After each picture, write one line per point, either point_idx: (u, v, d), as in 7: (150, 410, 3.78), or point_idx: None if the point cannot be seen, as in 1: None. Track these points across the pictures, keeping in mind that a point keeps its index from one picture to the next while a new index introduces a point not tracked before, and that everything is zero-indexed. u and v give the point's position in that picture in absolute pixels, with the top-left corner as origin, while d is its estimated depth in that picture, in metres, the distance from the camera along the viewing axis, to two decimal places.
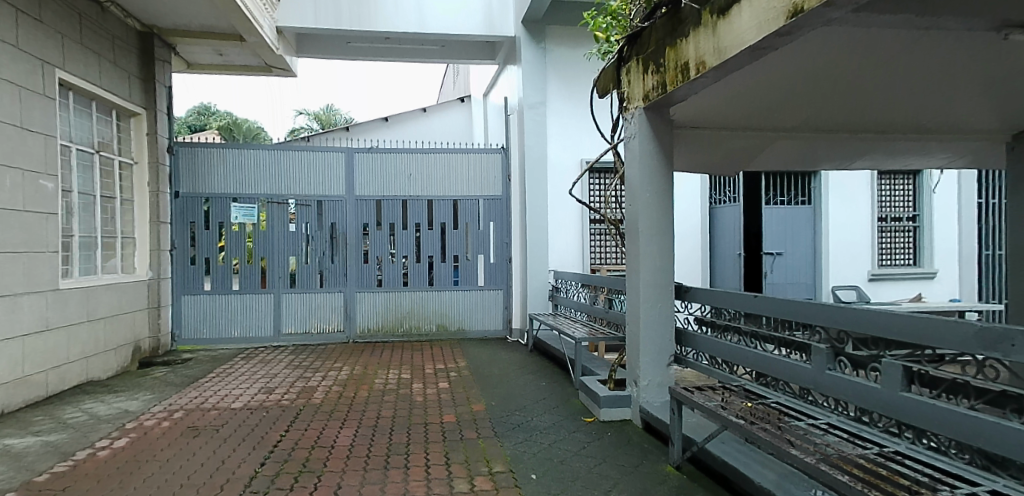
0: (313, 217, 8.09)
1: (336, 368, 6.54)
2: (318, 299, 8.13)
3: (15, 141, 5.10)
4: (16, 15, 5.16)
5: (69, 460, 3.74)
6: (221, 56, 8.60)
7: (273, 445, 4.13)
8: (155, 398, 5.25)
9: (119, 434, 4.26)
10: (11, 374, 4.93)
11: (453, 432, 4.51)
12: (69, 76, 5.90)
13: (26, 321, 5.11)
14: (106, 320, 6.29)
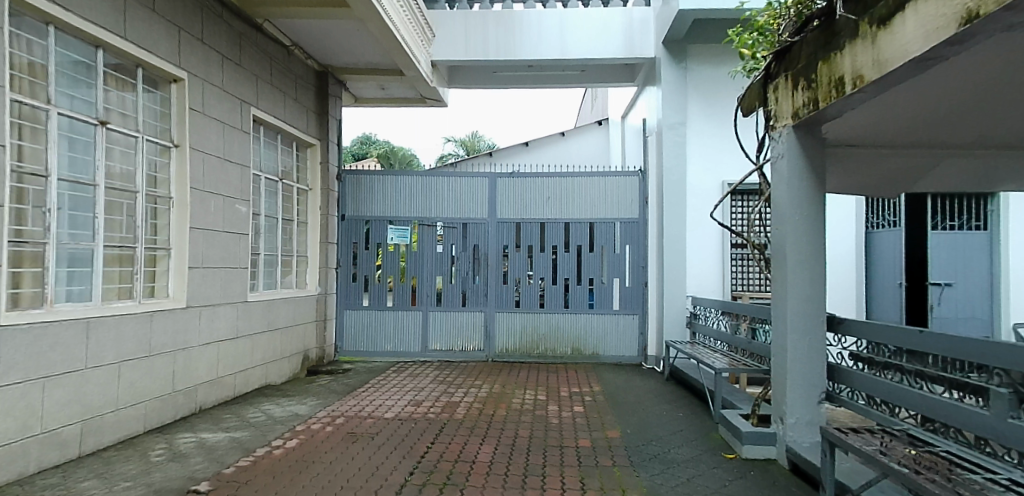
0: (459, 238, 8.57)
1: (477, 386, 6.85)
2: (461, 318, 8.56)
3: (220, 171, 5.99)
4: (222, 61, 6.10)
5: (251, 455, 4.29)
6: (382, 90, 9.43)
7: (420, 455, 4.46)
8: (320, 404, 5.85)
9: (291, 435, 4.81)
10: (209, 375, 5.71)
11: (589, 457, 4.56)
12: (262, 112, 6.83)
13: (222, 328, 5.92)
14: (283, 331, 7.11)
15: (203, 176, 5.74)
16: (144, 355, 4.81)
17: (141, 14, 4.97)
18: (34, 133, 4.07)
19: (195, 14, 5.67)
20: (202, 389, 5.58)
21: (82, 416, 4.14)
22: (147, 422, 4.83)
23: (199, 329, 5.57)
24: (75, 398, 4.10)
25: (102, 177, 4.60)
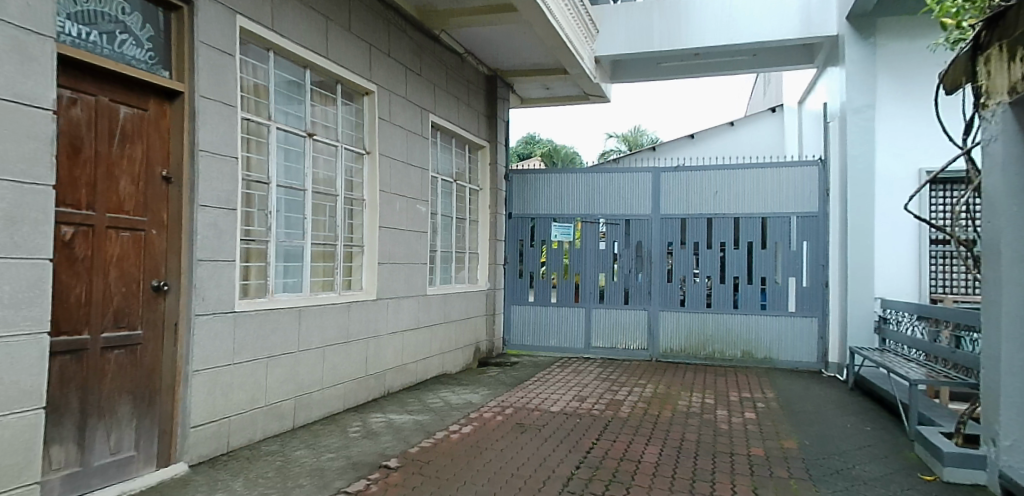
0: (622, 235, 8.55)
1: (641, 384, 6.82)
2: (624, 316, 8.54)
3: (403, 174, 6.57)
4: (405, 73, 6.68)
5: (431, 438, 4.68)
6: (547, 89, 9.68)
7: (586, 450, 4.57)
8: (491, 394, 6.21)
9: (466, 421, 5.16)
10: (396, 361, 6.29)
11: (762, 467, 4.37)
12: (438, 118, 7.36)
13: (406, 319, 6.49)
14: (457, 323, 7.61)
15: (390, 179, 6.33)
16: (343, 340, 5.43)
17: (339, 35, 5.62)
18: (259, 146, 4.76)
19: (382, 31, 6.28)
20: (389, 374, 6.17)
21: (296, 393, 4.77)
22: (345, 401, 5.45)
23: (387, 320, 6.15)
24: (290, 376, 4.72)
25: (309, 182, 5.26)
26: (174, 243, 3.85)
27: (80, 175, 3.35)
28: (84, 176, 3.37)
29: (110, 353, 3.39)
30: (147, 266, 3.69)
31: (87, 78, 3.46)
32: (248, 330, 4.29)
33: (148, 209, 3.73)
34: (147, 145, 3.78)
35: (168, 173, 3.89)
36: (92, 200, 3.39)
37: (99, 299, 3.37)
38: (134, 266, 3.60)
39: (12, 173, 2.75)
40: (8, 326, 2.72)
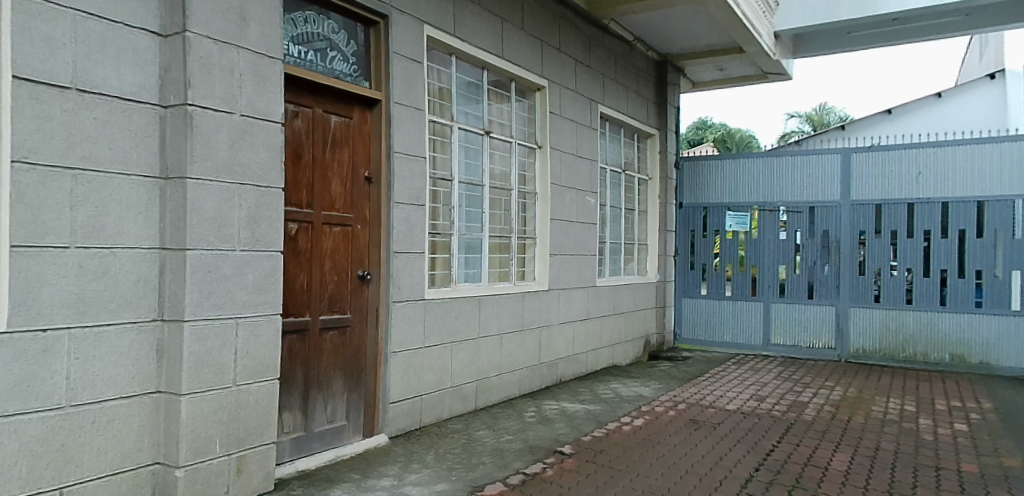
0: (805, 223, 7.95)
1: (827, 386, 6.33)
2: (808, 312, 7.95)
3: (573, 166, 6.68)
4: (575, 65, 6.76)
5: (603, 428, 4.75)
6: (721, 71, 9.24)
7: (766, 453, 4.36)
8: (663, 388, 6.14)
9: (638, 414, 5.17)
10: (567, 350, 6.46)
11: (976, 485, 3.87)
12: (608, 108, 7.36)
13: (577, 310, 6.63)
14: (626, 315, 7.59)
15: (560, 172, 6.47)
16: (519, 328, 5.68)
17: (513, 33, 5.83)
18: (443, 145, 5.12)
19: (553, 26, 6.40)
20: (561, 363, 6.34)
21: (477, 376, 5.09)
22: (521, 387, 5.71)
23: (559, 310, 6.33)
24: (472, 361, 5.05)
25: (487, 178, 5.56)
26: (374, 237, 4.29)
27: (301, 177, 3.84)
28: (304, 179, 3.86)
29: (327, 333, 3.89)
30: (354, 257, 4.15)
31: (306, 94, 3.96)
32: (436, 316, 4.67)
33: (353, 206, 4.19)
34: (352, 150, 4.24)
35: (369, 174, 4.34)
36: (310, 200, 3.88)
37: (318, 287, 3.87)
38: (343, 257, 4.07)
39: (254, 179, 3.23)
40: (252, 307, 3.16)
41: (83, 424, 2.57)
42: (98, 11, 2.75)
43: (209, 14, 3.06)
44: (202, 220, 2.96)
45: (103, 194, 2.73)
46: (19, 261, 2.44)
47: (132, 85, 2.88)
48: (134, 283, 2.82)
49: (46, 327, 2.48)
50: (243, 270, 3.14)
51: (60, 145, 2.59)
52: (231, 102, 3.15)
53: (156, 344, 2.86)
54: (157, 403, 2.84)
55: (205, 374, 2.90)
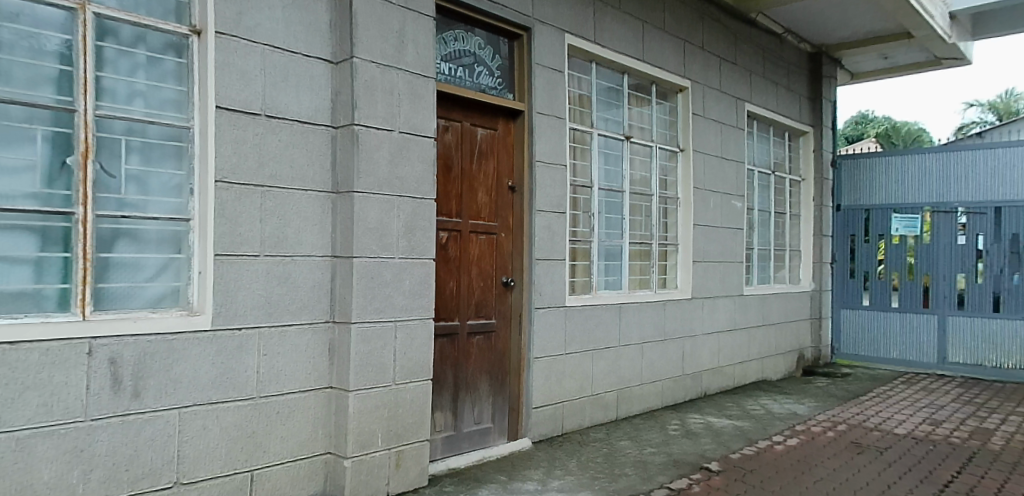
0: (990, 226, 7.07)
1: (1020, 413, 5.55)
2: (994, 327, 7.08)
3: (717, 169, 6.42)
4: (720, 64, 6.50)
5: (753, 446, 4.52)
6: (886, 59, 8.43)
7: (943, 484, 3.91)
8: (819, 407, 5.71)
9: (791, 433, 4.86)
10: (713, 362, 6.22)
11: None
12: (756, 106, 6.99)
13: (723, 320, 6.36)
14: (777, 326, 7.15)
15: (704, 176, 6.24)
16: (661, 337, 5.56)
17: (655, 35, 5.72)
18: (583, 152, 5.14)
19: (696, 25, 6.20)
20: (706, 375, 6.12)
21: (619, 385, 5.06)
22: (663, 398, 5.58)
23: (703, 320, 6.11)
24: (613, 369, 5.02)
25: (628, 184, 5.51)
26: (518, 245, 4.40)
27: (451, 188, 4.03)
28: (454, 189, 4.06)
29: (474, 338, 4.05)
30: (498, 264, 4.29)
31: (456, 109, 4.16)
32: (577, 323, 4.70)
33: (498, 215, 4.34)
34: (496, 161, 4.39)
35: (512, 183, 4.46)
36: (459, 210, 4.07)
37: (466, 293, 4.04)
38: (489, 264, 4.22)
39: (410, 191, 3.45)
40: (409, 311, 3.37)
41: (269, 414, 2.88)
42: (282, 44, 3.09)
43: (372, 40, 3.32)
44: (366, 231, 3.21)
45: (286, 208, 3.05)
46: (221, 267, 2.79)
47: (309, 109, 3.19)
48: (310, 288, 3.11)
49: (240, 326, 2.82)
50: (401, 276, 3.36)
51: (252, 166, 2.93)
52: (392, 120, 3.39)
53: (328, 343, 3.14)
54: (328, 397, 3.11)
55: (369, 373, 3.13)
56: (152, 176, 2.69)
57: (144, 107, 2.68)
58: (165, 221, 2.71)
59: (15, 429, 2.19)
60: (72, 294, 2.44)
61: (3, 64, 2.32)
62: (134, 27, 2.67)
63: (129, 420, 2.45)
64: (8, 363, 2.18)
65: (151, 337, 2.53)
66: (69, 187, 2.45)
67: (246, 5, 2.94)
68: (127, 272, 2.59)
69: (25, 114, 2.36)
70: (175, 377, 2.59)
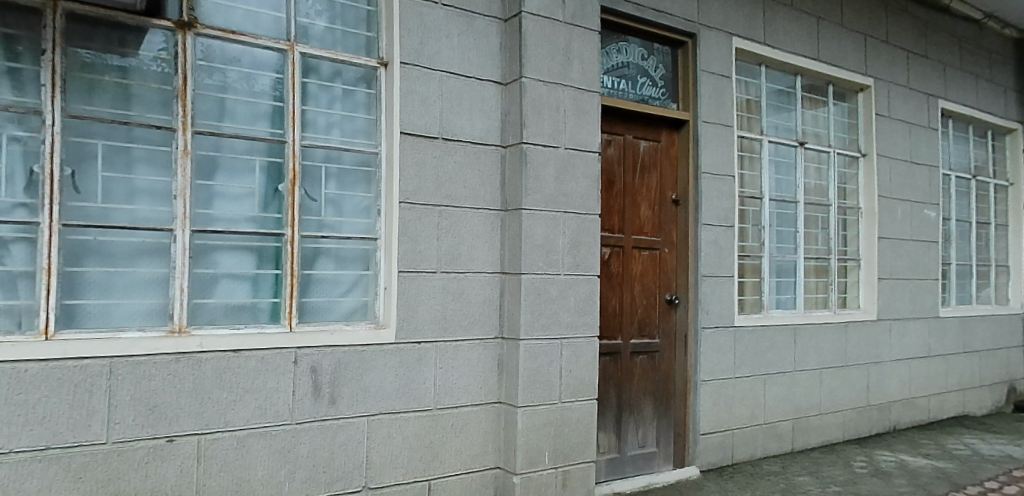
0: None
1: None
2: None
3: (906, 175, 5.75)
4: (908, 58, 5.82)
5: (961, 492, 3.94)
6: None
7: None
8: None
9: (1008, 480, 4.18)
10: (902, 393, 5.55)
11: None
12: (952, 103, 6.18)
13: (914, 346, 5.67)
14: (981, 353, 6.24)
15: (891, 183, 5.62)
16: (841, 363, 5.06)
17: (831, 31, 5.25)
18: (751, 161, 4.82)
19: (880, 17, 5.61)
20: (894, 407, 5.48)
21: (794, 414, 4.68)
22: (844, 431, 5.07)
23: (889, 344, 5.48)
24: (787, 396, 4.65)
25: (802, 194, 5.10)
26: (683, 261, 4.22)
27: (614, 203, 3.97)
28: (616, 204, 3.99)
29: (637, 357, 3.94)
30: (662, 281, 4.15)
31: (618, 122, 4.09)
32: (746, 344, 4.41)
33: (661, 229, 4.20)
34: (660, 174, 4.26)
35: (676, 196, 4.30)
36: (621, 225, 3.99)
37: (629, 310, 3.94)
38: (652, 281, 4.10)
39: (576, 207, 3.44)
40: (575, 328, 3.33)
41: (445, 427, 3.00)
42: (457, 70, 3.22)
43: (540, 59, 3.35)
44: (533, 247, 3.24)
45: (459, 227, 3.16)
46: (404, 283, 2.96)
47: (481, 131, 3.29)
48: (481, 303, 3.19)
49: (419, 340, 2.96)
50: (567, 293, 3.33)
51: (430, 187, 3.08)
52: (558, 137, 3.40)
53: (498, 358, 3.20)
54: (498, 412, 3.17)
55: (537, 390, 3.13)
56: (346, 198, 2.92)
57: (340, 136, 2.93)
58: (356, 240, 2.93)
59: (237, 429, 2.46)
60: (282, 307, 2.70)
61: (230, 103, 2.65)
62: (332, 63, 2.92)
63: (327, 425, 2.67)
64: (233, 370, 2.47)
65: (345, 348, 2.75)
66: (279, 211, 2.73)
67: (426, 35, 3.12)
68: (325, 287, 2.84)
69: (246, 147, 2.66)
70: (364, 386, 2.78)
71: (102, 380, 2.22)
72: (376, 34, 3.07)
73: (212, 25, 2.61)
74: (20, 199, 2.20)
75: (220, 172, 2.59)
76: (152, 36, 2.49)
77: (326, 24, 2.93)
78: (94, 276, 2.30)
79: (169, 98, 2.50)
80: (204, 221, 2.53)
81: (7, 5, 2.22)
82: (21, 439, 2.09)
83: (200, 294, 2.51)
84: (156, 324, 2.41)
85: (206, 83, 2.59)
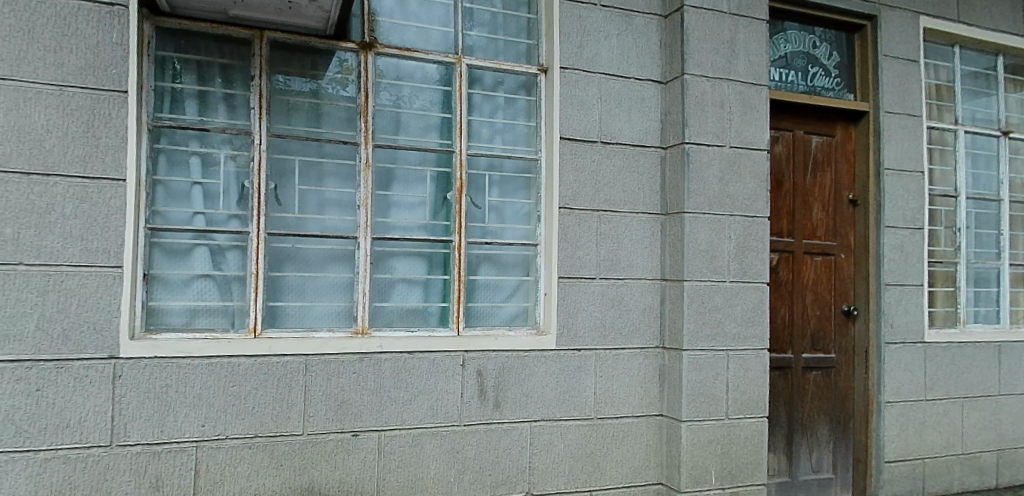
0: None
1: None
2: None
3: None
4: None
5: None
6: None
7: None
8: None
9: None
10: None
11: None
12: None
13: None
14: None
15: None
16: None
17: None
18: (943, 155, 4.26)
19: None
20: None
21: (999, 444, 4.08)
22: None
23: None
24: (990, 423, 4.07)
25: (1008, 191, 4.43)
26: (862, 268, 3.82)
27: (782, 205, 3.69)
28: (785, 206, 3.70)
29: (810, 373, 3.66)
30: (838, 289, 3.79)
31: (787, 117, 3.77)
32: (939, 363, 3.92)
33: (836, 232, 3.83)
34: (835, 171, 3.87)
35: (854, 196, 3.89)
36: (791, 228, 3.70)
37: (800, 321, 3.66)
38: (826, 289, 3.76)
39: (742, 209, 3.17)
40: (742, 340, 3.11)
41: (607, 438, 2.96)
42: (616, 71, 3.13)
43: (704, 53, 3.15)
44: (698, 253, 3.04)
45: (619, 231, 3.06)
46: (564, 289, 2.93)
47: (640, 132, 3.15)
48: (642, 311, 3.08)
49: (580, 347, 2.93)
50: (733, 301, 3.11)
51: (589, 192, 3.02)
52: (723, 135, 3.16)
53: (659, 369, 3.09)
54: (660, 425, 3.07)
55: (701, 405, 2.99)
56: (508, 205, 2.97)
57: (502, 144, 2.98)
58: (518, 246, 2.97)
59: (412, 427, 2.62)
60: (450, 312, 2.81)
61: (404, 117, 2.80)
62: (495, 72, 2.98)
63: (493, 428, 2.75)
64: (407, 370, 2.62)
65: (508, 353, 2.79)
66: (448, 219, 2.84)
67: (585, 38, 3.07)
68: (489, 292, 2.91)
69: (419, 158, 2.81)
70: (527, 391, 2.82)
71: (299, 375, 2.46)
72: (536, 41, 3.08)
73: (389, 44, 2.77)
74: (235, 211, 2.49)
75: (396, 183, 2.76)
76: (338, 57, 2.69)
77: (489, 34, 2.99)
78: (292, 280, 2.56)
79: (353, 115, 2.70)
80: (382, 229, 2.72)
81: (224, 38, 2.52)
82: (235, 427, 2.38)
83: (379, 297, 2.70)
84: (342, 325, 2.63)
85: (384, 99, 2.76)
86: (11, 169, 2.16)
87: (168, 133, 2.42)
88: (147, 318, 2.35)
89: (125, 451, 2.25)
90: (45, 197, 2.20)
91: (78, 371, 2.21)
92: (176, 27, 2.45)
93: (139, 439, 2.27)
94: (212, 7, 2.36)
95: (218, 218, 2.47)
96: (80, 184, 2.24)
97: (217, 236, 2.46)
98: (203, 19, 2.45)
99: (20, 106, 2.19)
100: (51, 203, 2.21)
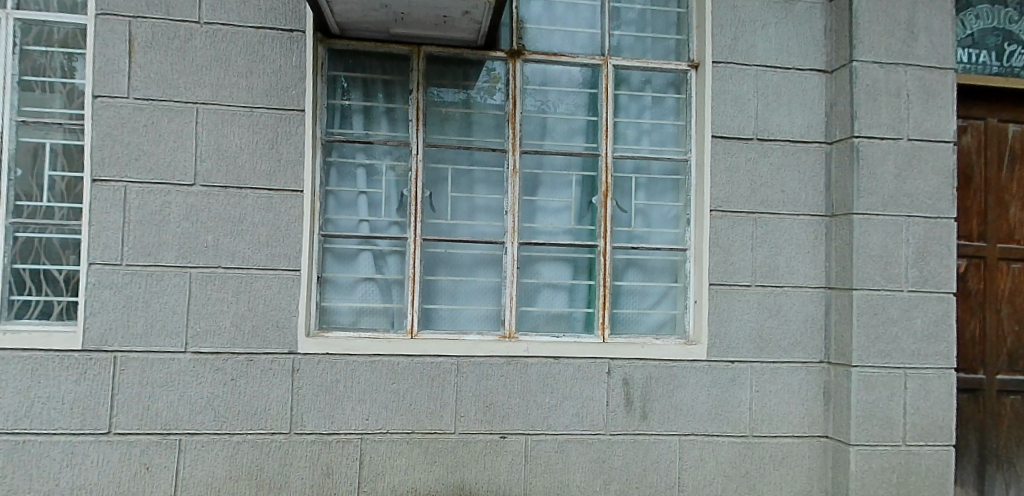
0: None
1: None
2: None
3: None
4: None
5: None
6: None
7: None
8: None
9: None
10: None
11: None
12: None
13: None
14: None
15: None
16: None
17: None
18: None
19: None
20: None
21: None
22: None
23: None
24: None
25: None
26: None
27: (972, 204, 3.26)
28: (975, 205, 3.26)
29: (1007, 397, 3.20)
30: None
31: (977, 103, 3.32)
32: None
33: None
34: None
35: None
36: (983, 230, 3.25)
37: (993, 338, 3.21)
38: None
39: (923, 210, 2.83)
40: (923, 357, 2.78)
41: (764, 456, 2.79)
42: (775, 62, 2.90)
43: (877, 36, 2.84)
44: (869, 258, 2.77)
45: (777, 235, 2.85)
46: (715, 296, 2.79)
47: (802, 127, 2.91)
48: (802, 322, 2.85)
49: (734, 359, 2.78)
50: (912, 314, 2.79)
51: (744, 193, 2.84)
52: (900, 126, 2.83)
53: (824, 386, 2.85)
54: (825, 448, 2.84)
55: (873, 428, 2.72)
56: (655, 208, 2.89)
57: (650, 145, 2.90)
58: (666, 251, 2.87)
59: (558, 432, 2.64)
60: (596, 317, 2.79)
61: (551, 122, 2.81)
62: (643, 71, 2.91)
63: (641, 438, 2.70)
64: (554, 376, 2.64)
65: (657, 362, 2.72)
66: (593, 223, 2.82)
67: (740, 29, 2.88)
68: (635, 299, 2.85)
69: (565, 163, 2.81)
70: (676, 403, 2.73)
71: (452, 376, 2.56)
72: (686, 36, 2.95)
73: (537, 50, 2.80)
74: (395, 218, 2.65)
75: (543, 189, 2.79)
76: (489, 66, 2.76)
77: (637, 32, 2.92)
78: (445, 284, 2.69)
79: (502, 122, 2.76)
80: (530, 233, 2.76)
81: (386, 56, 2.69)
82: (394, 422, 2.53)
83: (526, 301, 2.75)
84: (491, 328, 2.71)
85: (531, 105, 2.80)
86: (212, 183, 2.46)
87: (339, 147, 2.63)
88: (320, 318, 2.58)
89: (302, 439, 2.48)
90: (238, 208, 2.47)
91: (264, 365, 2.46)
92: (345, 48, 2.65)
93: (313, 428, 2.48)
94: (376, 27, 2.53)
95: (381, 224, 2.65)
96: (267, 195, 2.49)
97: (379, 242, 2.64)
98: (368, 38, 2.63)
99: (219, 126, 2.47)
100: (243, 213, 2.47)
